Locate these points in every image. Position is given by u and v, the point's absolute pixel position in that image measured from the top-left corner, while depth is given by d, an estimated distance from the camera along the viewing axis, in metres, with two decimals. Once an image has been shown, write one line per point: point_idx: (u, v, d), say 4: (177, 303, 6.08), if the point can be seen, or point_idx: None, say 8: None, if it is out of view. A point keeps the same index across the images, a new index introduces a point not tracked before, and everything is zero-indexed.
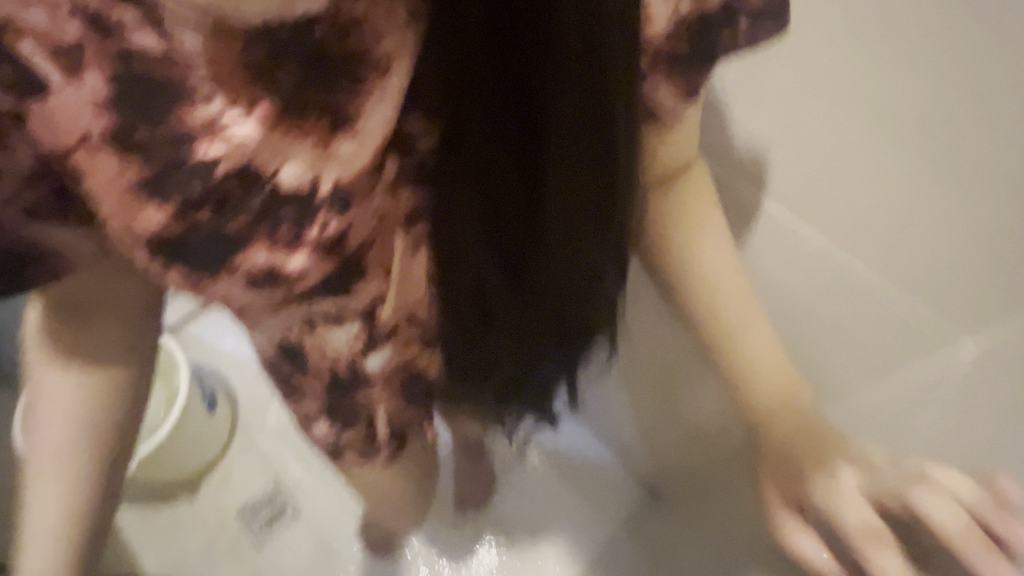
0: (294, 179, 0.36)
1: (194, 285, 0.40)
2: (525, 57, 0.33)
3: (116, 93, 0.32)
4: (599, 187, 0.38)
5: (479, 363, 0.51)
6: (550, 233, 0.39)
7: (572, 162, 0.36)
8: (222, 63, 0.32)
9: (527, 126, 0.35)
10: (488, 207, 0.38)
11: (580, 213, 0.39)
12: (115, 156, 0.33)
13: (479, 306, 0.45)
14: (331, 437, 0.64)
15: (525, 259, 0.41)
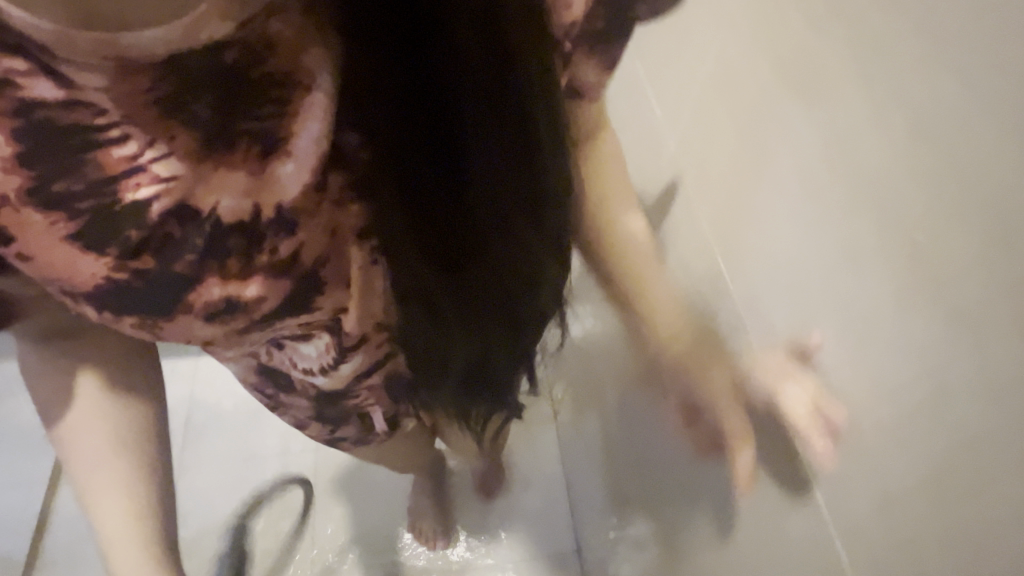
0: (234, 210, 0.35)
1: (151, 334, 0.39)
2: (425, 66, 0.32)
3: (23, 146, 0.30)
4: (526, 191, 0.39)
5: (437, 356, 0.52)
6: (485, 233, 0.40)
7: (496, 169, 0.37)
8: (130, 102, 0.30)
9: (437, 132, 0.35)
10: (415, 215, 0.38)
11: (508, 198, 0.38)
12: (35, 213, 0.31)
13: (427, 306, 0.45)
14: (327, 433, 0.70)
15: (460, 258, 0.42)
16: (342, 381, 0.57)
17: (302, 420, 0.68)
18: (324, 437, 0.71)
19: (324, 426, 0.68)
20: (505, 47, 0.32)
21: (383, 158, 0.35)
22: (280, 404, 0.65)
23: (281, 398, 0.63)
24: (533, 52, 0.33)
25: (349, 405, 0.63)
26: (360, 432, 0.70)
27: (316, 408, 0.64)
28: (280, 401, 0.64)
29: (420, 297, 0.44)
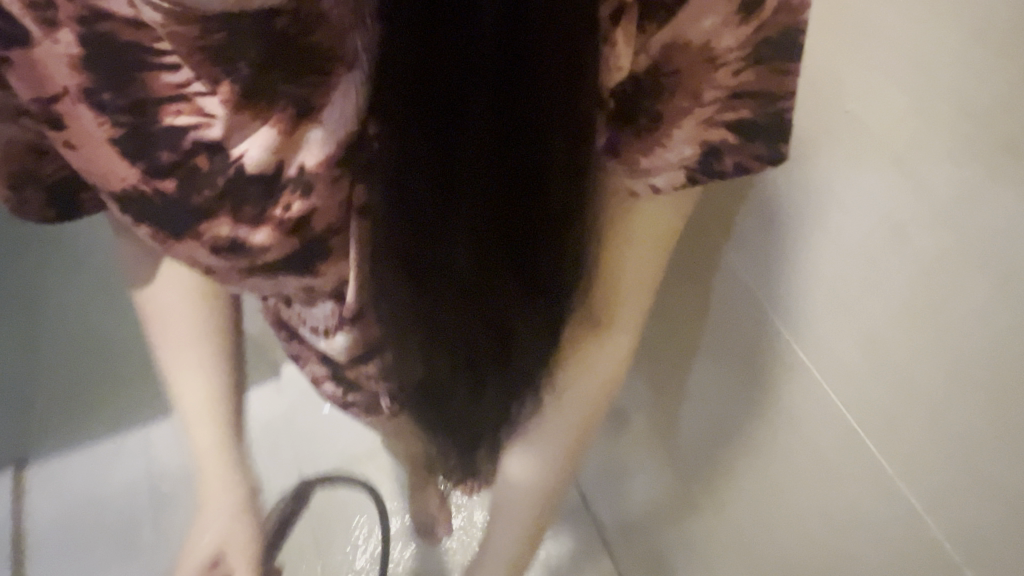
0: (258, 161, 0.36)
1: (163, 247, 0.41)
2: (435, 67, 0.28)
3: (88, 55, 0.32)
4: (521, 242, 0.34)
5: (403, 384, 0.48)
6: (460, 273, 0.35)
7: (490, 204, 0.32)
8: (183, 39, 0.32)
9: (432, 149, 0.30)
10: (402, 243, 0.35)
11: (495, 242, 0.33)
12: (88, 112, 0.34)
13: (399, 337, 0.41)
14: (339, 394, 0.70)
15: (433, 295, 0.37)
16: (342, 351, 0.57)
17: (315, 377, 0.69)
18: (335, 398, 0.72)
19: (333, 388, 0.68)
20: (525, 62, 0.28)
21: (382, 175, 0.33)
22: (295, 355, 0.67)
23: (295, 348, 0.65)
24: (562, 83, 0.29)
25: (352, 375, 0.63)
26: (369, 401, 0.69)
27: (326, 368, 0.65)
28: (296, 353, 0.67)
29: (396, 327, 0.41)
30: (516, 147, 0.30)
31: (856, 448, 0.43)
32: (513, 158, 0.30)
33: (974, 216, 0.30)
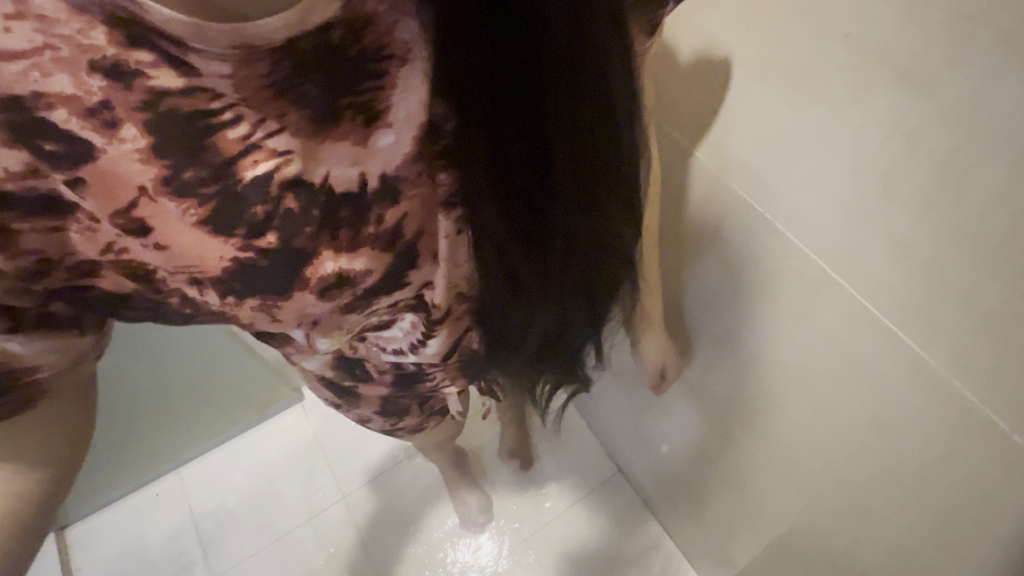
0: (343, 181, 0.37)
1: (270, 313, 0.40)
2: (520, 33, 0.33)
3: (156, 139, 0.31)
4: (603, 151, 0.41)
5: (511, 329, 0.55)
6: (562, 197, 0.42)
7: (578, 131, 0.39)
8: (249, 85, 0.32)
9: (525, 100, 0.37)
10: (502, 188, 0.41)
11: (587, 157, 0.41)
12: (172, 201, 0.33)
13: (510, 279, 0.48)
14: (388, 424, 0.74)
15: (540, 225, 0.44)
16: (433, 357, 0.58)
17: (368, 415, 0.71)
18: (385, 429, 0.75)
19: (388, 419, 0.72)
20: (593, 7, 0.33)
21: (474, 135, 0.38)
22: (350, 401, 0.68)
23: (358, 390, 0.65)
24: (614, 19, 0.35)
25: (426, 389, 0.65)
26: (421, 419, 0.75)
27: (386, 400, 0.67)
28: (355, 398, 0.67)
29: (504, 272, 0.47)
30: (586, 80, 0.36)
31: (885, 338, 0.43)
32: (579, 90, 0.37)
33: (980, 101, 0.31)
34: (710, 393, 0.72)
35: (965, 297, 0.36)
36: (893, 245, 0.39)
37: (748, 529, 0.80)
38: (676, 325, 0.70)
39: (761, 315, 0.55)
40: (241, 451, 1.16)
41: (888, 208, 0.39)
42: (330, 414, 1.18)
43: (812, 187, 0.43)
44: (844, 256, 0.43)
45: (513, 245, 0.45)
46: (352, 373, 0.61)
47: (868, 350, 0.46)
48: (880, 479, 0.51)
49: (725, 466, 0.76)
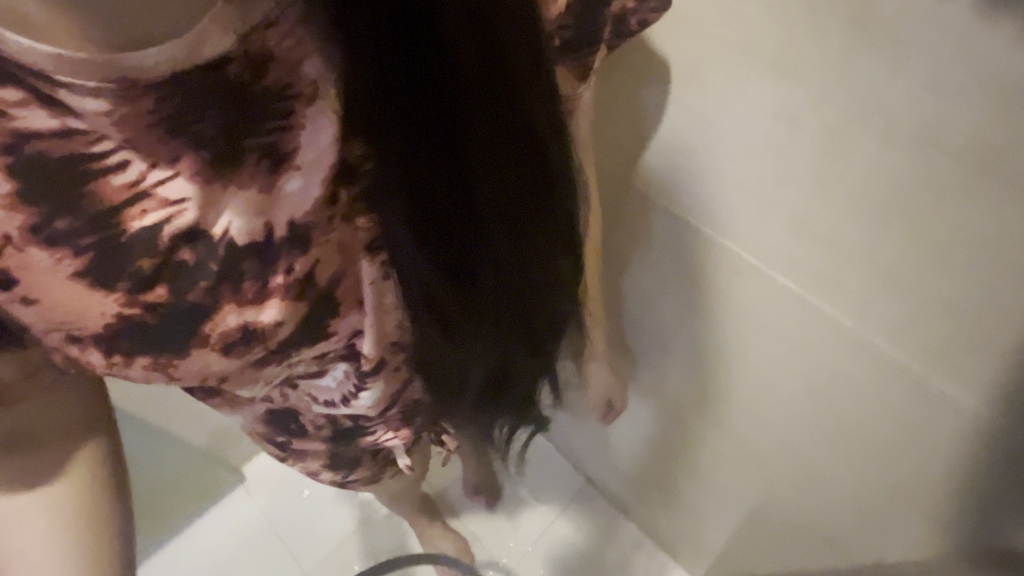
0: (246, 229, 0.34)
1: (167, 373, 0.36)
2: (415, 45, 0.31)
3: (22, 185, 0.28)
4: (528, 170, 0.39)
5: (451, 373, 0.51)
6: (487, 221, 0.40)
7: (495, 150, 0.37)
8: (132, 127, 0.29)
9: (434, 116, 0.34)
10: (421, 208, 0.38)
11: (509, 178, 0.39)
12: (42, 253, 0.30)
13: (441, 320, 0.45)
14: (339, 477, 0.68)
15: (467, 254, 0.41)
16: (367, 410, 0.54)
17: (316, 468, 0.65)
18: (337, 482, 0.69)
19: (337, 472, 0.66)
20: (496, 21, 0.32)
21: (386, 159, 0.36)
22: (292, 457, 0.62)
23: (297, 446, 0.60)
24: (522, 36, 0.33)
25: (367, 443, 0.61)
26: (374, 471, 0.69)
27: (332, 453, 0.62)
28: (296, 455, 0.61)
29: (435, 312, 0.44)
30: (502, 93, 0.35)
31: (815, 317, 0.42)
32: (492, 101, 0.35)
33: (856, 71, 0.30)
34: (661, 399, 0.69)
35: (883, 267, 0.35)
36: (800, 224, 0.38)
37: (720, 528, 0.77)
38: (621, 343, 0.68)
39: (696, 312, 0.53)
40: (192, 546, 1.03)
41: (788, 187, 0.37)
42: (279, 477, 1.07)
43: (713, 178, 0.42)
44: (757, 241, 0.42)
45: (439, 281, 0.42)
46: (286, 429, 0.56)
47: (801, 332, 0.44)
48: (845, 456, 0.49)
49: (689, 469, 0.73)
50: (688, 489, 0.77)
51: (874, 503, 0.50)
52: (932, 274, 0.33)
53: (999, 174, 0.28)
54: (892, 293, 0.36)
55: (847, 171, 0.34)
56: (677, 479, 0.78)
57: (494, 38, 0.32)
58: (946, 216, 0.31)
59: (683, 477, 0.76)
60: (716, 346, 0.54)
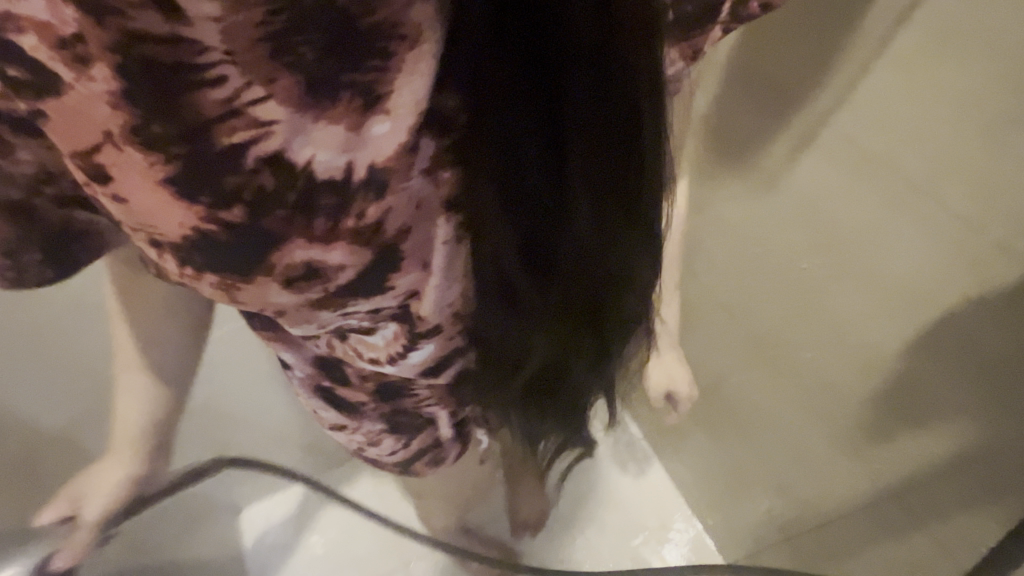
0: (327, 165, 0.33)
1: (230, 294, 0.37)
2: (541, 30, 0.31)
3: (128, 84, 0.29)
4: (625, 175, 0.38)
5: (508, 354, 0.50)
6: (575, 219, 0.39)
7: (597, 144, 0.36)
8: (235, 42, 0.28)
9: (545, 102, 0.34)
10: (509, 192, 0.37)
11: (603, 178, 0.37)
12: (137, 152, 0.30)
13: (506, 291, 0.44)
14: (398, 447, 0.65)
15: (544, 244, 0.41)
16: (412, 370, 0.52)
17: (375, 434, 0.63)
18: (394, 452, 0.66)
19: (396, 438, 0.64)
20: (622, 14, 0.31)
21: (481, 123, 0.35)
22: (351, 417, 0.60)
23: (345, 399, 0.58)
24: (645, 33, 0.32)
25: (408, 403, 0.58)
26: (432, 443, 0.66)
27: (388, 415, 0.60)
28: (354, 413, 0.60)
29: (497, 287, 0.43)
30: (613, 70, 0.33)
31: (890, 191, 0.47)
32: (603, 89, 0.33)
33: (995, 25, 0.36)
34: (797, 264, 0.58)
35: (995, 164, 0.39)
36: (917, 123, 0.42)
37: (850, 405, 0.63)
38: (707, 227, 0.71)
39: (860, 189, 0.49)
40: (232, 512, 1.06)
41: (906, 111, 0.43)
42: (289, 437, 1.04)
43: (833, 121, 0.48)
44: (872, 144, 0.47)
45: (512, 254, 0.41)
46: (331, 374, 0.55)
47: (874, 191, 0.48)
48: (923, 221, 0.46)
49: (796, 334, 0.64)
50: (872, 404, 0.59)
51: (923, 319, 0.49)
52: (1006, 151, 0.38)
53: None
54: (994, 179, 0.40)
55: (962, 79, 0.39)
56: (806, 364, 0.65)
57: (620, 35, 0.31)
58: None
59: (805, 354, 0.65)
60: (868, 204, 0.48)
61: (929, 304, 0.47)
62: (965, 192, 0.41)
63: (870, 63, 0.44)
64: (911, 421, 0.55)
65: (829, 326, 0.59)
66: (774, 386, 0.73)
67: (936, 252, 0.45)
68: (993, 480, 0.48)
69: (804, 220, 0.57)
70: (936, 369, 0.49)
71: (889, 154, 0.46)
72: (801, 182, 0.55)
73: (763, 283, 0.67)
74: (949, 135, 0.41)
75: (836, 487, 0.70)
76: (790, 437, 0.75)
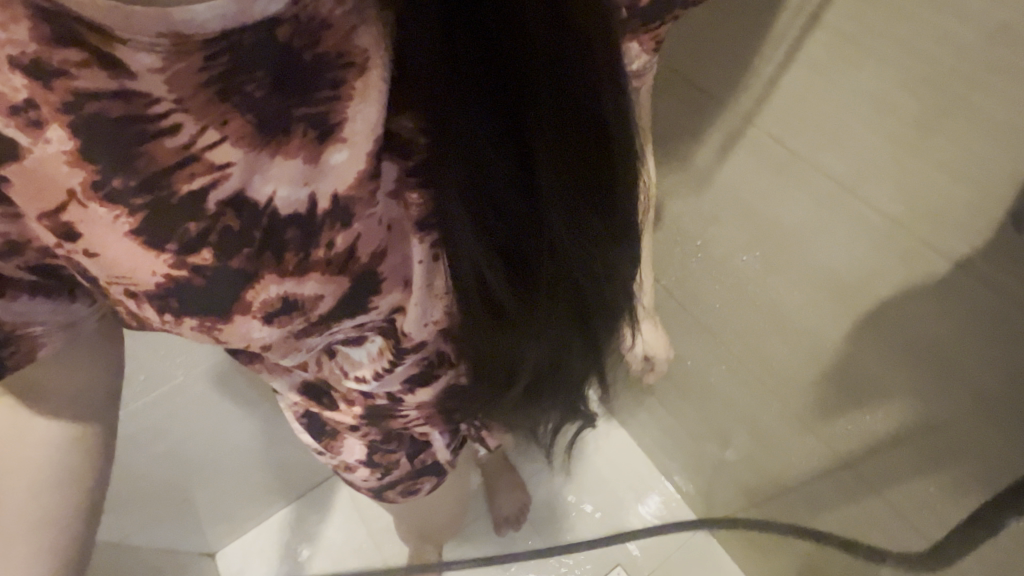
0: (290, 199, 0.33)
1: (213, 335, 0.38)
2: (496, 41, 0.31)
3: (82, 143, 0.29)
4: (596, 175, 0.38)
5: (499, 364, 0.50)
6: (552, 227, 0.39)
7: (562, 149, 0.36)
8: (184, 88, 0.29)
9: (509, 117, 0.34)
10: (481, 208, 0.36)
11: (574, 183, 0.37)
12: (100, 207, 0.31)
13: (494, 309, 0.43)
14: (376, 477, 0.66)
15: (523, 254, 0.40)
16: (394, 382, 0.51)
17: (354, 464, 0.64)
18: (372, 484, 0.67)
19: (374, 470, 0.65)
20: (574, 16, 0.31)
21: (448, 138, 0.34)
22: (335, 440, 0.62)
23: (329, 422, 0.59)
24: (600, 31, 0.33)
25: (397, 425, 0.58)
26: (411, 475, 0.67)
27: (372, 443, 0.61)
28: (340, 436, 0.61)
29: (479, 303, 0.43)
30: (571, 85, 0.33)
31: (841, 203, 0.52)
32: (564, 92, 0.34)
33: (920, 61, 0.41)
34: (780, 270, 0.64)
35: (927, 192, 0.45)
36: (862, 143, 0.47)
37: (823, 400, 0.69)
38: (679, 218, 0.73)
39: (816, 200, 0.54)
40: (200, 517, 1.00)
41: (844, 129, 0.48)
42: (272, 451, 0.98)
43: (785, 136, 0.53)
44: (823, 156, 0.51)
45: (494, 270, 0.40)
46: (320, 401, 0.56)
47: (824, 197, 0.53)
48: (881, 232, 0.50)
49: (774, 336, 0.70)
50: (852, 400, 0.65)
51: (877, 310, 0.56)
52: (924, 180, 0.45)
53: (971, 108, 0.39)
54: (927, 201, 0.45)
55: (895, 112, 0.44)
56: (776, 353, 0.72)
57: (575, 35, 0.32)
58: (940, 144, 0.42)
59: (779, 346, 0.71)
60: (821, 206, 0.54)
61: (867, 300, 0.56)
62: (888, 187, 0.48)
63: (782, 74, 0.50)
64: (863, 401, 0.64)
65: (774, 319, 0.69)
66: (737, 372, 0.81)
67: (869, 245, 0.52)
68: (929, 450, 0.58)
69: (744, 217, 0.64)
70: (884, 364, 0.58)
71: (810, 156, 0.52)
72: (730, 179, 0.62)
73: (714, 278, 0.74)
74: (880, 142, 0.46)
75: (792, 453, 0.80)
76: (750, 416, 0.84)
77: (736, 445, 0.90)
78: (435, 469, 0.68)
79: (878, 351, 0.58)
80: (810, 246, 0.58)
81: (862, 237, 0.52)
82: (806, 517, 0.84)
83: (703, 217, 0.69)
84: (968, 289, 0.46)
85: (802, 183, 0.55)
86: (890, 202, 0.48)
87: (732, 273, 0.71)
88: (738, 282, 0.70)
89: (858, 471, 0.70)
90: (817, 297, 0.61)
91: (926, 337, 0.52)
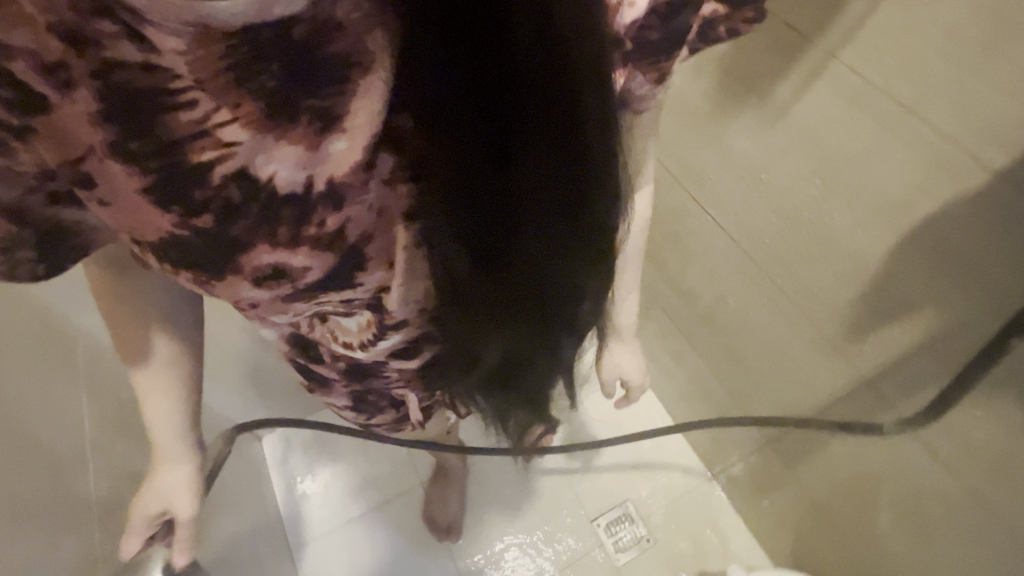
0: (289, 179, 0.36)
1: (206, 286, 0.42)
2: (482, 61, 0.32)
3: (104, 107, 0.32)
4: (574, 190, 0.39)
5: (467, 348, 0.54)
6: (526, 239, 0.41)
7: (541, 169, 0.37)
8: (201, 68, 0.31)
9: (493, 135, 0.35)
10: (460, 211, 0.39)
11: (551, 197, 0.39)
12: (116, 164, 0.34)
13: (464, 300, 0.46)
14: (362, 420, 0.72)
15: (497, 260, 0.42)
16: (378, 355, 0.56)
17: (340, 407, 0.70)
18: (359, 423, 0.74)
19: (359, 414, 0.71)
20: (561, 54, 0.32)
21: (435, 142, 0.36)
22: (322, 389, 0.67)
23: (317, 372, 0.63)
24: (589, 58, 0.33)
25: (378, 385, 0.63)
26: (395, 422, 0.74)
27: (357, 396, 0.66)
28: (327, 387, 0.66)
29: (451, 293, 0.46)
30: (558, 109, 0.34)
31: (898, 127, 0.52)
32: (549, 113, 0.35)
33: None
34: (828, 197, 0.62)
35: (989, 109, 0.45)
36: (931, 63, 0.47)
37: (850, 334, 0.68)
38: (733, 150, 0.73)
39: (877, 125, 0.54)
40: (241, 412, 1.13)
41: (915, 50, 0.48)
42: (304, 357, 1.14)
43: (854, 61, 0.53)
44: (890, 77, 0.51)
45: (464, 266, 0.43)
46: (306, 353, 0.60)
47: (884, 123, 0.53)
48: (935, 157, 0.50)
49: (809, 267, 0.69)
50: (878, 331, 0.64)
51: (917, 234, 0.55)
52: (985, 100, 0.45)
53: None
54: (986, 118, 0.45)
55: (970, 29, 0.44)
56: (811, 284, 0.70)
57: (561, 63, 0.32)
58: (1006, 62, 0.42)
59: (813, 278, 0.69)
60: (882, 132, 0.53)
61: (906, 223, 0.55)
62: (952, 106, 0.47)
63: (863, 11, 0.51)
64: (891, 317, 0.62)
65: (815, 248, 0.67)
66: (763, 305, 0.80)
67: (919, 170, 0.51)
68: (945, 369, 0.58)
69: (806, 144, 0.62)
70: (912, 288, 0.57)
71: (879, 83, 0.52)
72: (803, 115, 0.61)
73: (763, 206, 0.72)
74: (943, 69, 0.46)
75: (817, 385, 0.78)
76: (776, 353, 0.83)
77: (750, 380, 0.92)
78: (412, 424, 0.75)
79: (909, 280, 0.57)
80: (860, 175, 0.57)
81: (912, 165, 0.52)
82: (809, 467, 0.86)
83: (760, 147, 0.68)
84: (1005, 200, 0.46)
85: (864, 110, 0.54)
86: (949, 126, 0.48)
87: (778, 202, 0.69)
88: (783, 214, 0.69)
89: (872, 398, 0.69)
90: (860, 225, 0.60)
91: (962, 259, 0.51)
